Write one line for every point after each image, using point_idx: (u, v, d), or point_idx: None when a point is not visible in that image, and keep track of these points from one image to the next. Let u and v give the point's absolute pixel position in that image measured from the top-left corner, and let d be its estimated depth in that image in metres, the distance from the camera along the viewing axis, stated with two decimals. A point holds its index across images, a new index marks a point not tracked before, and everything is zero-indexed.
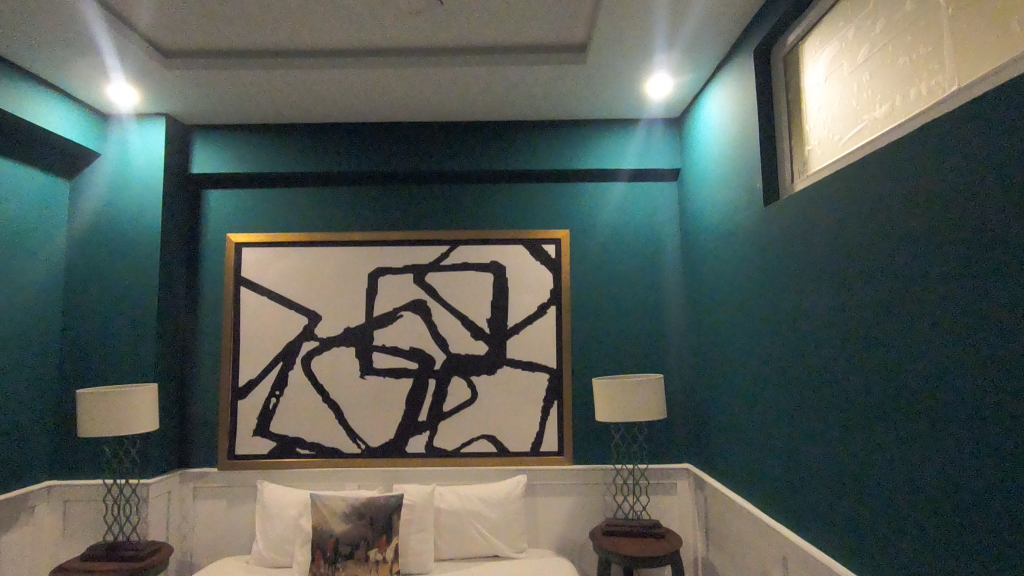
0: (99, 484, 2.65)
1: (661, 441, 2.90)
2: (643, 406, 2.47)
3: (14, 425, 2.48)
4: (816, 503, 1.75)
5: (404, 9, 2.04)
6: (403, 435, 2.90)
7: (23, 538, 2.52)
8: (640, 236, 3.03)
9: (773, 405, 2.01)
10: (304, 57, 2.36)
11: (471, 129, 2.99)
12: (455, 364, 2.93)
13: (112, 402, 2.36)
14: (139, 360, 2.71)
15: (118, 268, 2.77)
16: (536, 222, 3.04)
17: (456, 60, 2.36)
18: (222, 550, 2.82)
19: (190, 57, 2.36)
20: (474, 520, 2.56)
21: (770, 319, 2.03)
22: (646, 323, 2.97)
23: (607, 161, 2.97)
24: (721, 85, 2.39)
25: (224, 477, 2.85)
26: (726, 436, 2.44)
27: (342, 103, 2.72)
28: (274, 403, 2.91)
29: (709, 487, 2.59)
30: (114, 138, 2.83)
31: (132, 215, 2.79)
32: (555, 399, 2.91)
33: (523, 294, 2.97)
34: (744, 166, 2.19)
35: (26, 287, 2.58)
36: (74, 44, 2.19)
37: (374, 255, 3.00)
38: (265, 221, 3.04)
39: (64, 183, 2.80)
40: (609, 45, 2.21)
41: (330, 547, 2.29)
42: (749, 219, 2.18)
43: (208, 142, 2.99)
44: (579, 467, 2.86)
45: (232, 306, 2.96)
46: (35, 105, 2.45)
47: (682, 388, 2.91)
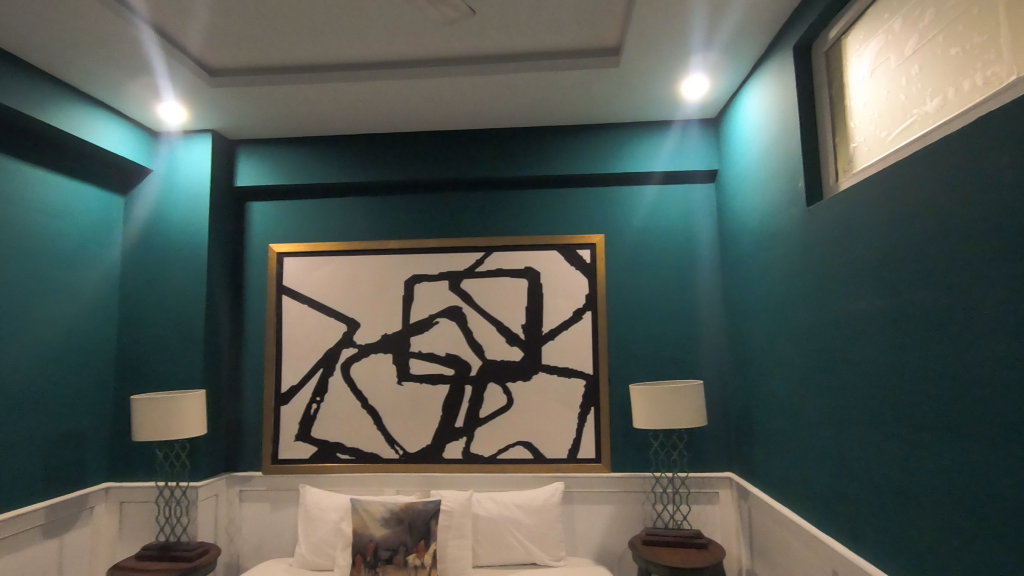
0: (152, 486, 2.76)
1: (701, 449, 2.83)
2: (683, 412, 2.42)
3: (73, 429, 2.62)
4: (867, 515, 1.68)
5: (437, 19, 2.07)
6: (440, 441, 2.92)
7: (83, 537, 2.64)
8: (676, 239, 2.98)
9: (820, 413, 1.94)
10: (342, 71, 2.43)
11: (505, 136, 3.01)
12: (491, 370, 2.94)
13: (164, 407, 2.46)
14: (187, 367, 2.81)
15: (168, 278, 2.89)
16: (571, 227, 3.03)
17: (489, 67, 2.38)
18: (267, 552, 2.89)
19: (235, 75, 2.45)
20: (511, 526, 2.55)
21: (816, 323, 1.96)
22: (685, 328, 2.91)
23: (643, 164, 2.93)
24: (759, 85, 2.34)
25: (269, 481, 2.93)
26: (769, 444, 2.37)
27: (379, 113, 2.78)
28: (315, 409, 2.98)
29: (753, 496, 2.52)
30: (164, 155, 2.97)
31: (180, 227, 2.91)
32: (592, 405, 2.88)
33: (558, 300, 2.95)
34: (785, 164, 2.13)
35: (84, 298, 2.72)
36: (127, 66, 2.30)
37: (409, 263, 3.04)
38: (306, 231, 3.12)
39: (118, 199, 2.95)
40: (642, 47, 2.19)
41: (370, 551, 2.33)
42: (791, 220, 2.12)
43: (252, 156, 3.10)
44: (617, 475, 2.81)
45: (275, 313, 3.04)
46: (93, 126, 2.59)
47: (723, 394, 2.84)
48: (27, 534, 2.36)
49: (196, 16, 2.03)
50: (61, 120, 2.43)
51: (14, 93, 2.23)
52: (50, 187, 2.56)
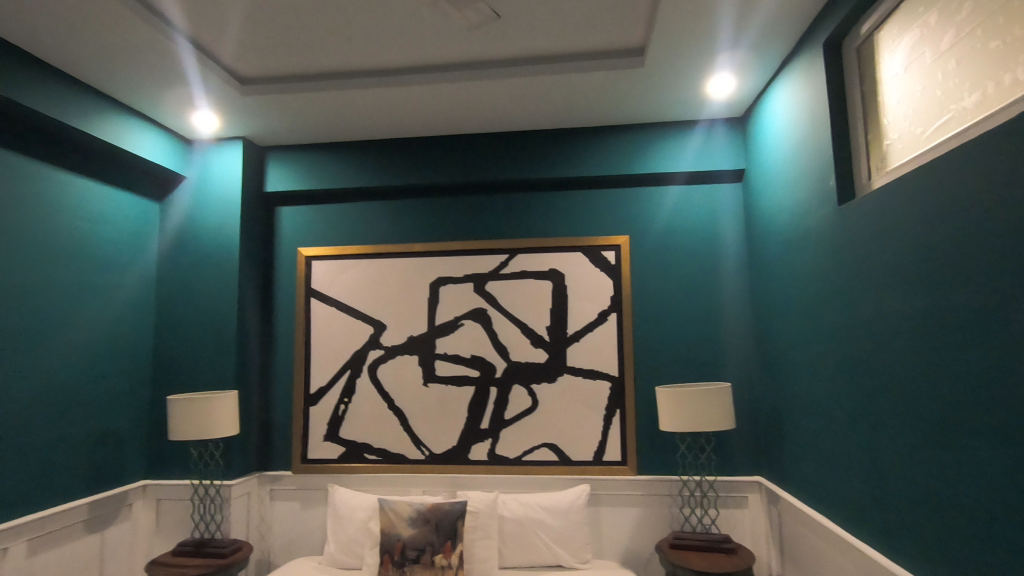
0: (187, 484, 2.84)
1: (730, 452, 2.79)
2: (711, 415, 2.39)
3: (113, 428, 2.71)
4: (903, 522, 1.63)
5: (462, 24, 2.09)
6: (466, 443, 2.93)
7: (122, 532, 2.74)
8: (702, 239, 2.94)
9: (853, 416, 1.89)
10: (368, 78, 2.47)
11: (529, 138, 3.02)
12: (517, 372, 2.95)
13: (198, 407, 2.53)
14: (220, 368, 2.88)
15: (202, 282, 2.97)
16: (595, 228, 3.02)
17: (513, 70, 2.39)
18: (297, 549, 2.95)
19: (265, 83, 2.50)
20: (537, 528, 2.56)
21: (848, 325, 1.92)
22: (712, 331, 2.88)
23: (668, 164, 2.91)
24: (788, 81, 2.30)
25: (299, 480, 2.99)
26: (800, 448, 2.32)
27: (404, 118, 2.81)
28: (343, 409, 3.02)
29: (783, 501, 2.47)
30: (197, 161, 3.05)
31: (213, 231, 2.99)
32: (617, 408, 2.87)
33: (583, 301, 2.95)
34: (816, 162, 2.09)
35: (123, 301, 2.82)
36: (163, 76, 2.37)
37: (435, 265, 3.07)
38: (333, 235, 3.18)
39: (154, 205, 3.04)
40: (667, 47, 2.18)
41: (397, 550, 2.36)
42: (822, 221, 2.08)
43: (281, 162, 3.17)
44: (643, 478, 2.79)
45: (304, 316, 3.10)
46: (131, 135, 2.68)
47: (752, 397, 2.80)
48: (70, 529, 2.45)
49: (229, 27, 2.09)
50: (101, 129, 2.52)
51: (58, 104, 2.32)
52: (90, 194, 2.66)
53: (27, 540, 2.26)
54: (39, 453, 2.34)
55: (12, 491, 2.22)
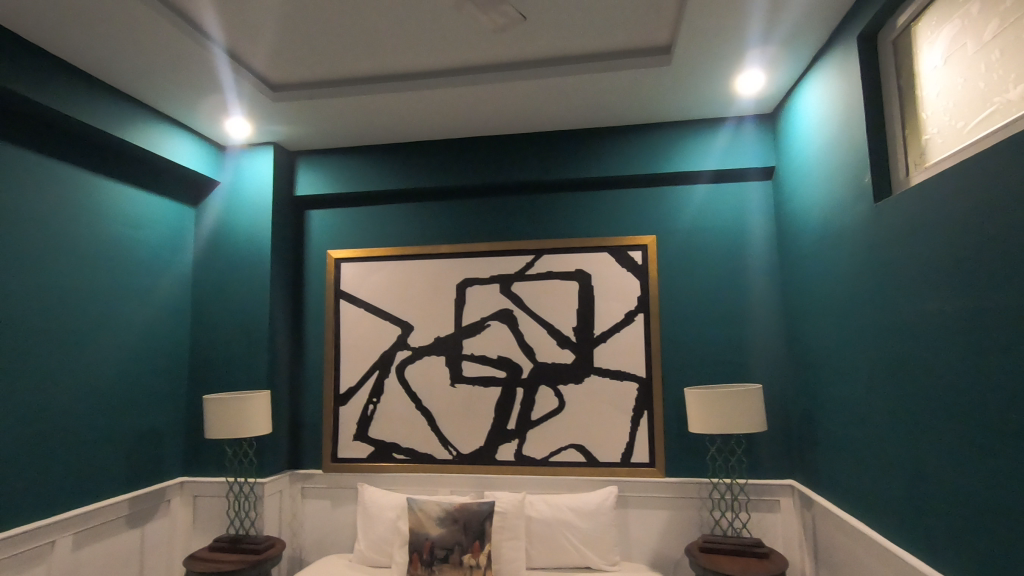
0: (222, 481, 2.91)
1: (761, 454, 2.74)
2: (742, 416, 2.35)
3: (152, 426, 2.80)
4: (944, 528, 1.58)
5: (488, 27, 2.11)
6: (493, 443, 2.95)
7: (161, 528, 2.82)
8: (731, 238, 2.90)
9: (890, 419, 1.84)
10: (395, 82, 2.50)
11: (554, 139, 3.02)
12: (543, 373, 2.94)
13: (233, 406, 2.59)
14: (253, 368, 2.95)
15: (235, 285, 3.04)
16: (622, 228, 3.00)
17: (539, 71, 2.40)
18: (328, 547, 3.00)
19: (295, 89, 2.56)
20: (565, 530, 2.55)
21: (884, 325, 1.87)
22: (742, 331, 2.83)
23: (695, 163, 2.88)
24: (820, 76, 2.25)
25: (329, 479, 3.04)
26: (834, 451, 2.27)
27: (431, 121, 2.84)
28: (372, 409, 3.07)
29: (817, 505, 2.41)
30: (230, 166, 3.13)
31: (245, 235, 3.06)
32: (645, 409, 2.84)
33: (610, 302, 2.93)
34: (850, 158, 2.04)
35: (161, 303, 2.91)
36: (198, 85, 2.44)
37: (461, 267, 3.08)
38: (361, 237, 3.22)
39: (189, 210, 3.13)
40: (694, 45, 2.16)
41: (426, 549, 2.38)
42: (856, 218, 2.03)
43: (311, 166, 3.24)
44: (672, 480, 2.76)
45: (333, 317, 3.16)
46: (168, 142, 2.77)
47: (784, 398, 2.74)
48: (112, 524, 2.54)
49: (261, 36, 2.14)
50: (140, 137, 2.61)
51: (100, 114, 2.41)
52: (129, 200, 2.76)
53: (73, 534, 2.35)
54: (83, 450, 2.43)
55: (59, 486, 2.31)
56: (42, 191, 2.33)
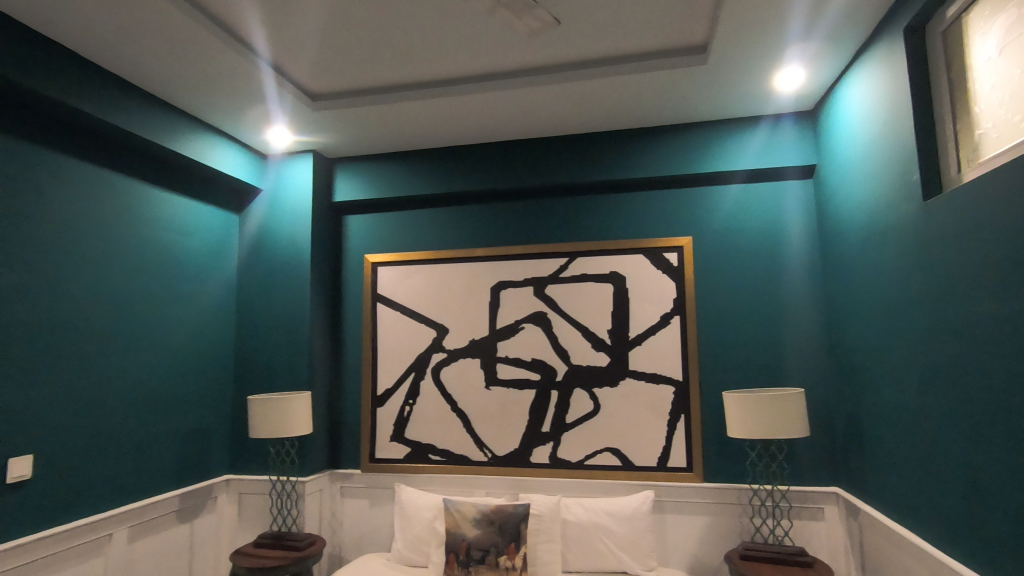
0: (265, 479, 3.00)
1: (804, 461, 2.67)
2: (783, 421, 2.30)
3: (199, 425, 2.92)
4: (1000, 540, 1.51)
5: (522, 31, 2.12)
6: (528, 445, 2.95)
7: (208, 523, 2.93)
8: (770, 238, 2.84)
9: (941, 425, 1.77)
10: (430, 88, 2.54)
11: (587, 141, 3.01)
12: (578, 375, 2.93)
13: (276, 407, 2.67)
14: (294, 370, 3.03)
15: (277, 288, 3.14)
16: (657, 230, 2.97)
17: (571, 74, 2.40)
18: (366, 545, 3.06)
19: (334, 98, 2.62)
20: (601, 534, 2.53)
21: (934, 328, 1.80)
22: (782, 334, 2.76)
23: (732, 163, 2.83)
24: (864, 71, 2.18)
25: (367, 479, 3.10)
26: (882, 459, 2.19)
27: (465, 125, 2.87)
28: (408, 411, 3.11)
29: (864, 515, 2.33)
30: (272, 174, 3.24)
31: (286, 240, 3.16)
32: (682, 413, 2.80)
33: (645, 304, 2.90)
34: (897, 154, 1.97)
35: (207, 307, 3.03)
36: (243, 96, 2.53)
37: (495, 270, 3.11)
38: (397, 242, 3.28)
39: (234, 217, 3.25)
40: (731, 43, 2.13)
41: (463, 550, 2.40)
42: (903, 218, 1.97)
43: (348, 173, 3.31)
44: (710, 485, 2.71)
45: (370, 320, 3.22)
46: (214, 152, 2.88)
47: (828, 403, 2.66)
48: (164, 518, 2.66)
49: (302, 48, 2.21)
50: (188, 148, 2.73)
51: (152, 127, 2.52)
52: (179, 209, 2.88)
53: (128, 527, 2.47)
54: (136, 448, 2.55)
55: (115, 482, 2.43)
56: (101, 200, 2.46)
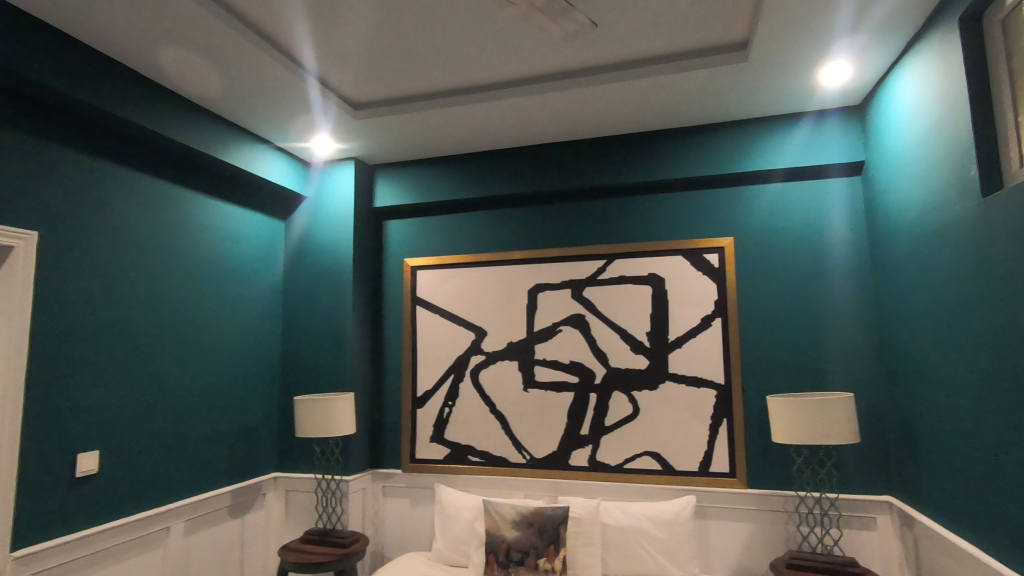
0: (310, 477, 3.09)
1: (854, 468, 2.58)
2: (831, 427, 2.23)
3: (249, 424, 3.04)
4: None
5: (558, 35, 2.13)
6: (567, 448, 2.95)
7: (258, 519, 3.05)
8: (815, 238, 2.76)
9: (1003, 433, 1.68)
10: (467, 94, 2.58)
11: (625, 141, 3.00)
12: (617, 378, 2.91)
13: (321, 407, 2.76)
14: (337, 371, 3.12)
15: (321, 292, 3.24)
16: (697, 230, 2.92)
17: (608, 76, 2.39)
18: (407, 544, 3.11)
19: (374, 106, 2.69)
20: (641, 538, 2.51)
21: (994, 331, 1.71)
22: (828, 337, 2.67)
23: (774, 161, 2.76)
24: (916, 62, 2.10)
25: (409, 479, 3.16)
26: (938, 468, 2.10)
27: (502, 130, 2.90)
28: (448, 412, 3.16)
29: (919, 525, 2.23)
30: (315, 181, 3.34)
31: (329, 245, 3.25)
32: (724, 417, 2.74)
33: (685, 306, 2.86)
34: (952, 148, 1.89)
35: (256, 310, 3.15)
36: (289, 107, 2.63)
37: (532, 273, 3.12)
38: (436, 245, 3.34)
39: (280, 223, 3.37)
40: (774, 39, 2.09)
41: (502, 551, 2.42)
42: (959, 215, 1.89)
43: (388, 178, 3.39)
44: (755, 491, 2.65)
45: (410, 323, 3.28)
46: (261, 161, 3.00)
47: (880, 409, 2.56)
48: (217, 513, 2.78)
49: (346, 60, 2.28)
50: (238, 158, 2.85)
51: (204, 138, 2.65)
52: (229, 216, 3.01)
53: (184, 520, 2.59)
54: (191, 445, 2.67)
55: (171, 477, 2.55)
56: (158, 210, 2.60)
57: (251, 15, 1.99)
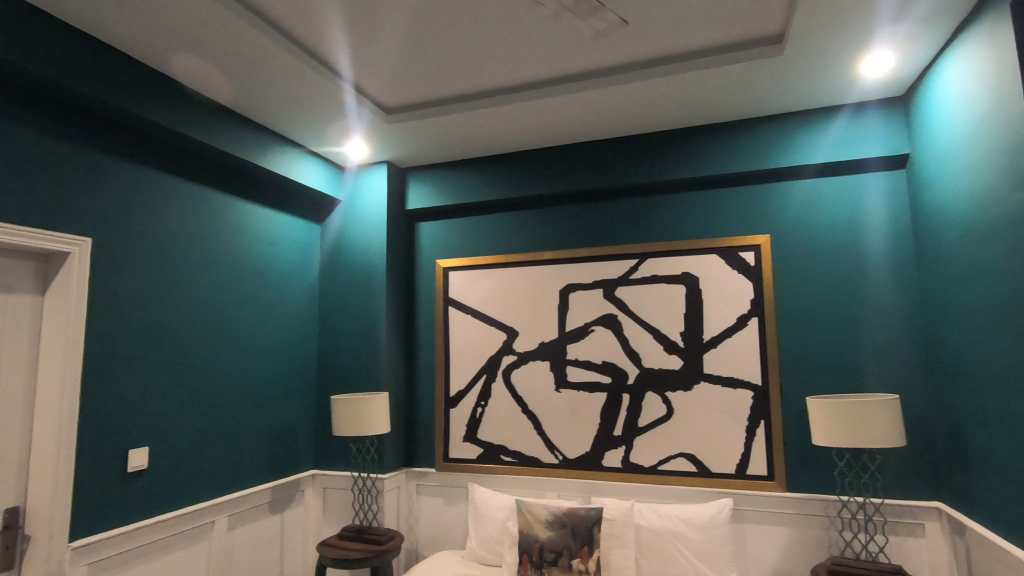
0: (346, 475, 3.15)
1: (899, 472, 2.49)
2: (875, 429, 2.15)
3: (288, 423, 3.12)
4: None
5: (588, 33, 2.12)
6: (600, 449, 2.93)
7: (297, 515, 3.13)
8: (856, 234, 2.67)
9: None
10: (497, 95, 2.60)
11: (656, 139, 2.96)
12: (650, 378, 2.88)
13: (356, 406, 2.81)
14: (372, 371, 3.18)
15: (355, 294, 3.30)
16: (732, 228, 2.87)
17: (638, 74, 2.37)
18: (441, 543, 3.14)
19: (405, 110, 2.74)
20: (676, 541, 2.47)
21: None
22: (871, 337, 2.59)
23: (812, 155, 2.68)
24: (965, 49, 2.00)
25: (442, 477, 3.19)
26: (990, 473, 2.01)
27: (533, 130, 2.91)
28: (481, 412, 3.18)
29: (970, 532, 2.14)
30: (349, 185, 3.41)
31: (363, 248, 3.31)
32: (762, 418, 2.68)
33: (720, 305, 2.81)
34: (1005, 139, 1.80)
35: (293, 312, 3.23)
36: (324, 114, 2.69)
37: (564, 273, 3.11)
38: (467, 246, 3.36)
39: (316, 226, 3.45)
40: (812, 29, 2.03)
41: (535, 551, 2.42)
42: (1014, 208, 1.78)
43: (420, 181, 3.43)
44: (794, 495, 2.58)
45: (443, 323, 3.32)
46: (297, 166, 3.08)
47: (927, 411, 2.46)
48: (258, 509, 2.86)
49: (377, 65, 2.31)
50: (276, 164, 2.93)
51: (244, 146, 2.74)
52: (267, 220, 3.10)
53: (228, 515, 2.68)
54: (233, 442, 2.76)
55: (216, 473, 2.65)
56: (201, 216, 2.69)
57: (288, 25, 2.05)
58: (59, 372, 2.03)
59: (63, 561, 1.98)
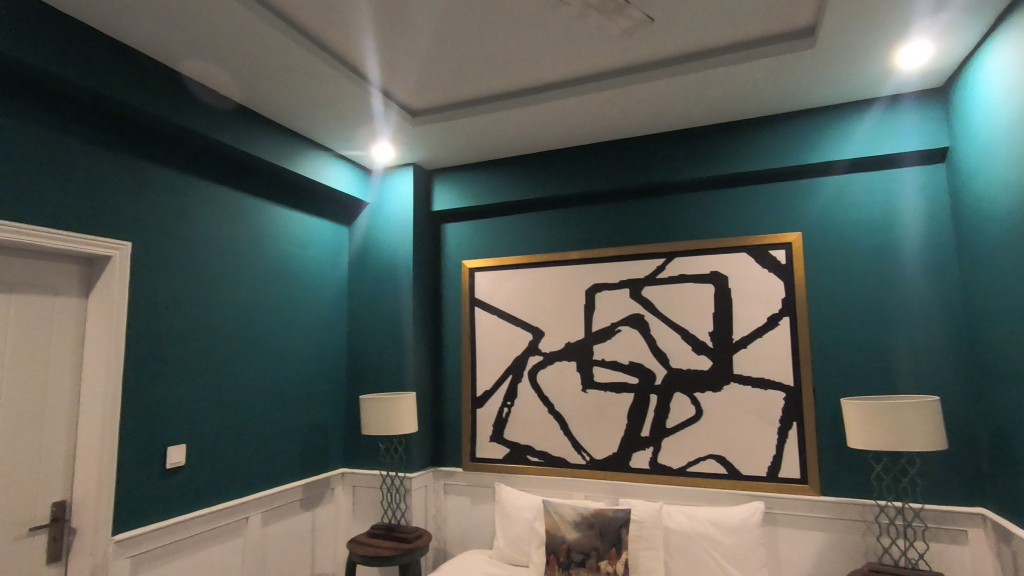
0: (375, 473, 3.20)
1: (940, 476, 2.40)
2: (913, 432, 2.09)
3: (318, 422, 3.18)
4: None
5: (613, 31, 2.10)
6: (627, 450, 2.91)
7: (327, 512, 3.18)
8: (892, 230, 2.59)
9: None
10: (521, 96, 2.60)
11: (682, 136, 2.93)
12: (678, 379, 2.85)
13: (384, 406, 2.84)
14: (400, 371, 3.21)
15: (382, 295, 3.35)
16: (761, 226, 2.81)
17: (664, 71, 2.35)
18: (468, 542, 3.16)
19: (431, 113, 2.76)
20: (706, 544, 2.43)
21: None
22: (908, 336, 2.51)
23: (845, 150, 2.62)
24: (1009, 38, 1.92)
25: (469, 477, 3.21)
26: None
27: (558, 130, 2.90)
28: (507, 412, 3.19)
29: (1017, 540, 2.05)
30: (377, 188, 3.46)
31: (390, 250, 3.36)
32: (795, 420, 2.63)
33: (750, 305, 2.76)
34: None
35: (322, 312, 3.29)
36: (352, 118, 2.73)
37: (590, 273, 3.10)
38: (493, 247, 3.38)
39: (344, 229, 3.51)
40: (843, 21, 1.98)
41: (563, 552, 2.42)
42: None
43: (446, 183, 3.46)
44: (829, 499, 2.52)
45: (469, 324, 3.34)
46: (325, 170, 3.14)
47: (969, 413, 2.37)
48: (290, 505, 2.93)
49: (404, 69, 2.34)
50: (305, 167, 3.00)
51: (274, 151, 2.80)
52: (297, 223, 3.16)
53: (261, 512, 2.75)
54: (266, 440, 2.83)
55: (250, 470, 2.72)
56: (234, 219, 2.77)
57: (317, 32, 2.09)
58: (102, 371, 2.11)
59: (107, 553, 2.06)
